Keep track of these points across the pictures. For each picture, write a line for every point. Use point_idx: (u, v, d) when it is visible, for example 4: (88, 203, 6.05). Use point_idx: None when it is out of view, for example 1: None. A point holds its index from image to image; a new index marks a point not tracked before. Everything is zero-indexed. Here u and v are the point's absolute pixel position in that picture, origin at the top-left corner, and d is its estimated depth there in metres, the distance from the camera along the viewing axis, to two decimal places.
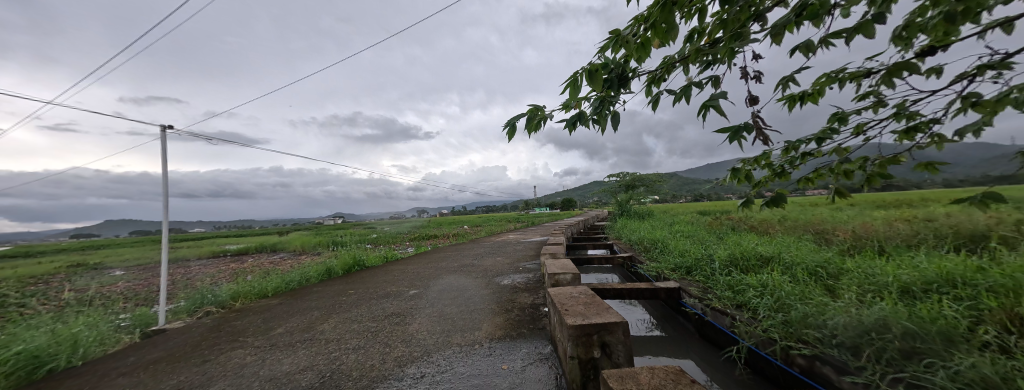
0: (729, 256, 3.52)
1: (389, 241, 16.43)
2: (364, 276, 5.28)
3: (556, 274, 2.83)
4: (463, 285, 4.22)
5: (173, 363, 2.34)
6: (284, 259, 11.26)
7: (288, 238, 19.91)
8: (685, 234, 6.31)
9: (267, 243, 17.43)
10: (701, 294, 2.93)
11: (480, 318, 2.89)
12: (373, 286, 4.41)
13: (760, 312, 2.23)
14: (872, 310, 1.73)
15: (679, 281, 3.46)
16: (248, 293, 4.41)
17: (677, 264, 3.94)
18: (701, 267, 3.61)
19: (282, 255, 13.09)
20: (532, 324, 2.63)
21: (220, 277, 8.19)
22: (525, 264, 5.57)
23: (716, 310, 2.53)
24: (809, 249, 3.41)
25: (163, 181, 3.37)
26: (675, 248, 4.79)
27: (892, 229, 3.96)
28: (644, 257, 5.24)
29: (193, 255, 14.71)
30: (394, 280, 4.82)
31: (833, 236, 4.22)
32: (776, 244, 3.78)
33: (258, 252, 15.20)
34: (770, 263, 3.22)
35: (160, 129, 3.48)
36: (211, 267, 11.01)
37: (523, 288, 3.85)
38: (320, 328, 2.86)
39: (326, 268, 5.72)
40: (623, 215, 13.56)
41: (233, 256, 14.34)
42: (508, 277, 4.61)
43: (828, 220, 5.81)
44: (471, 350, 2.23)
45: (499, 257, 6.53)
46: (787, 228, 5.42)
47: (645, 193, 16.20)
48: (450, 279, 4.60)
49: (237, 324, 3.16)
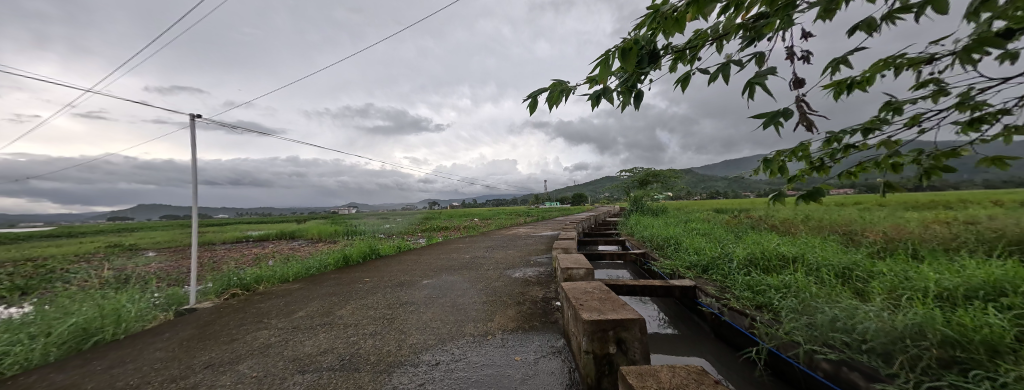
0: (749, 256, 3.42)
1: (402, 233, 16.77)
2: (380, 265, 5.43)
3: (569, 269, 2.82)
4: (475, 277, 4.26)
5: (204, 341, 2.46)
6: (302, 246, 11.68)
7: (305, 226, 20.61)
8: (701, 231, 6.18)
9: (286, 231, 18.08)
10: (718, 294, 2.90)
11: (492, 309, 2.93)
12: (387, 275, 4.52)
13: (782, 314, 2.18)
14: (907, 315, 1.67)
15: (694, 280, 3.43)
16: (271, 277, 4.61)
17: (692, 262, 3.89)
18: (718, 266, 3.54)
19: (299, 243, 13.53)
20: (543, 318, 2.65)
21: (243, 261, 8.57)
22: (535, 257, 5.60)
23: (734, 311, 2.51)
24: (836, 250, 3.28)
25: (193, 169, 3.51)
26: (691, 246, 4.71)
27: (927, 232, 3.77)
28: (657, 255, 5.19)
29: (217, 240, 15.44)
30: (408, 269, 4.92)
31: (862, 238, 4.04)
32: (799, 244, 3.65)
33: (277, 238, 15.76)
34: (792, 264, 3.11)
35: (190, 117, 3.62)
36: (234, 251, 11.52)
37: (534, 281, 3.87)
38: (338, 314, 2.97)
39: (343, 256, 5.90)
40: (636, 211, 13.34)
41: (254, 242, 15.00)
42: (519, 270, 4.64)
43: (856, 221, 5.53)
44: (484, 341, 2.26)
45: (510, 250, 6.57)
46: (813, 229, 5.20)
47: (659, 189, 15.89)
48: (463, 271, 4.66)
49: (261, 307, 3.31)
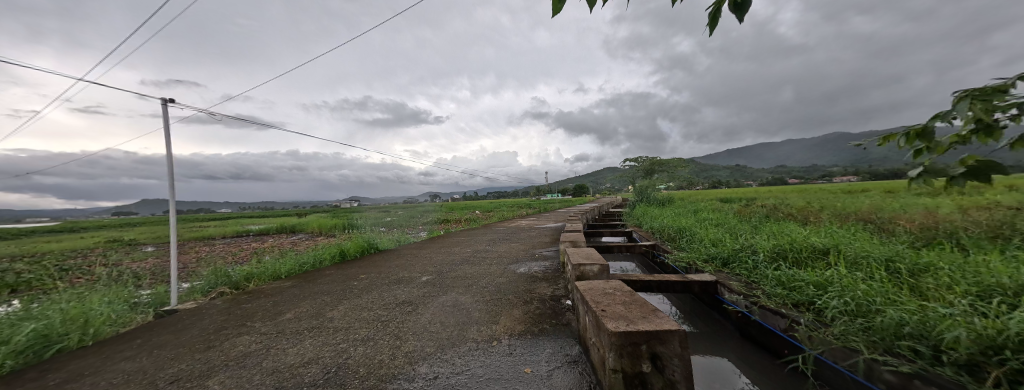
0: (777, 248, 3.14)
1: (404, 226, 16.64)
2: (377, 260, 5.19)
3: (582, 265, 2.53)
4: (478, 272, 4.00)
5: (177, 349, 2.22)
6: (302, 240, 11.52)
7: (305, 220, 20.49)
8: (714, 222, 5.91)
9: (286, 225, 17.95)
10: (746, 291, 2.66)
11: (497, 309, 2.67)
12: (385, 271, 4.29)
13: (827, 315, 1.90)
14: (998, 321, 1.40)
15: (715, 275, 3.19)
16: (262, 274, 4.37)
17: (711, 255, 3.64)
18: (740, 258, 3.29)
19: (299, 236, 13.34)
20: (554, 319, 2.39)
21: (240, 256, 8.39)
22: (541, 251, 5.36)
23: (767, 310, 2.27)
24: (873, 241, 2.99)
25: (168, 159, 3.20)
26: (707, 238, 4.44)
27: (966, 220, 3.48)
28: (669, 246, 4.92)
29: (218, 235, 15.32)
30: (407, 265, 4.69)
31: (894, 226, 3.76)
32: (829, 235, 3.37)
33: (277, 233, 15.59)
34: (826, 256, 2.84)
35: (162, 102, 3.27)
36: (233, 246, 11.37)
37: (542, 277, 3.62)
38: (329, 315, 2.72)
39: (339, 251, 5.66)
40: (640, 201, 13.05)
41: (255, 236, 14.87)
42: (523, 264, 4.38)
43: (879, 209, 5.23)
44: (488, 348, 2.01)
45: (513, 244, 6.32)
46: (834, 218, 4.89)
47: (665, 178, 15.61)
48: (464, 266, 4.41)
49: (248, 308, 3.06)
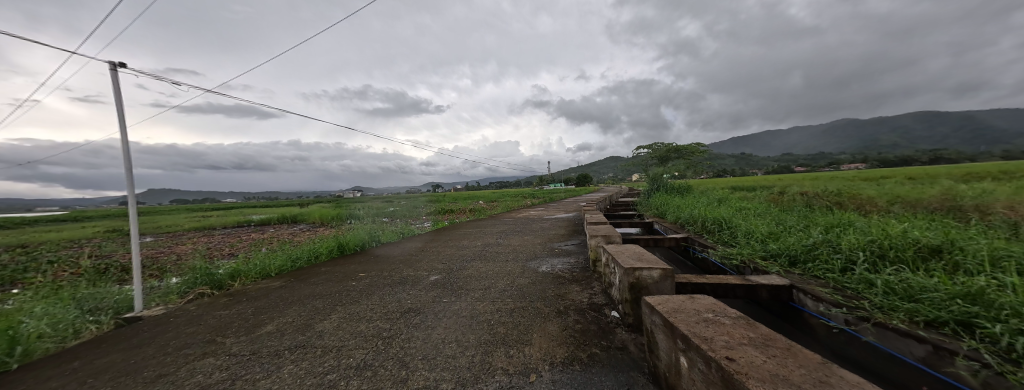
0: (870, 245, 2.70)
1: (408, 216, 16.18)
2: (380, 255, 4.66)
3: (638, 270, 1.96)
4: (492, 271, 3.47)
5: (119, 378, 1.71)
6: (302, 231, 11.05)
7: (307, 210, 20.09)
8: (751, 213, 5.38)
9: (288, 214, 17.56)
10: (843, 298, 2.23)
11: (526, 323, 2.14)
12: (388, 269, 3.77)
13: (1006, 345, 1.45)
14: None
15: (786, 277, 2.78)
16: (249, 271, 3.86)
17: (775, 254, 3.23)
18: (817, 257, 2.88)
19: (299, 227, 12.84)
20: (605, 341, 1.85)
21: (236, 248, 7.93)
22: (559, 245, 4.82)
23: (890, 330, 1.83)
24: (989, 239, 2.49)
25: (120, 136, 2.62)
26: (756, 233, 3.93)
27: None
28: (707, 241, 4.40)
29: (218, 224, 14.96)
30: (412, 261, 4.17)
31: (989, 222, 3.20)
32: (923, 230, 2.86)
33: (277, 223, 15.10)
34: (938, 256, 2.41)
35: (111, 66, 2.67)
36: (231, 236, 10.94)
37: (570, 278, 3.08)
38: (319, 328, 2.20)
39: (337, 244, 5.12)
40: (655, 190, 12.37)
41: (255, 226, 14.46)
42: (545, 261, 3.86)
43: (947, 200, 4.62)
44: (525, 387, 1.47)
45: (526, 236, 5.79)
46: (899, 212, 4.31)
47: (679, 165, 14.99)
48: (477, 263, 3.88)
49: (223, 315, 2.55)
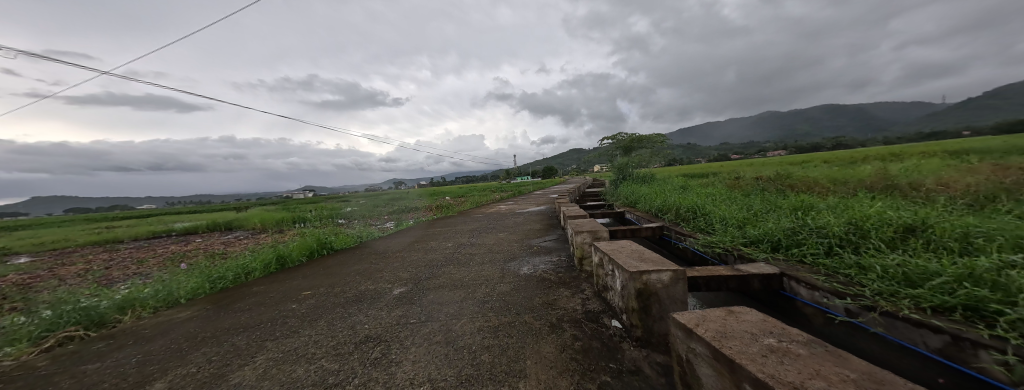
0: (848, 228, 2.71)
1: (367, 217, 14.92)
2: (331, 264, 3.93)
3: (646, 274, 1.66)
4: (468, 278, 3.01)
5: None
6: (239, 239, 9.54)
7: (247, 214, 17.71)
8: (719, 200, 5.51)
9: (221, 220, 15.27)
10: (838, 285, 2.16)
11: (516, 345, 1.74)
12: (341, 281, 3.11)
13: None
14: None
15: (773, 264, 2.71)
16: (150, 298, 2.97)
17: (756, 240, 3.19)
18: (799, 242, 2.85)
19: (235, 235, 11.14)
20: (614, 363, 1.54)
21: (147, 265, 6.50)
22: (538, 242, 4.49)
23: (897, 321, 1.74)
24: (949, 216, 2.60)
25: None
26: (732, 220, 3.93)
27: (1002, 193, 3.29)
28: (684, 229, 4.35)
29: (127, 236, 12.50)
30: (372, 269, 3.53)
31: (932, 200, 3.46)
32: (888, 209, 2.95)
33: (207, 231, 13.02)
34: (913, 235, 2.44)
35: None
36: (144, 250, 9.10)
37: (557, 282, 2.75)
38: (233, 383, 1.58)
39: (276, 256, 4.20)
40: (621, 180, 12.62)
41: (177, 236, 12.29)
42: (525, 262, 3.49)
43: (882, 180, 5.09)
44: None
45: (501, 234, 5.38)
46: (848, 193, 4.64)
47: (642, 155, 15.50)
48: (450, 269, 3.39)
49: (87, 373, 1.79)
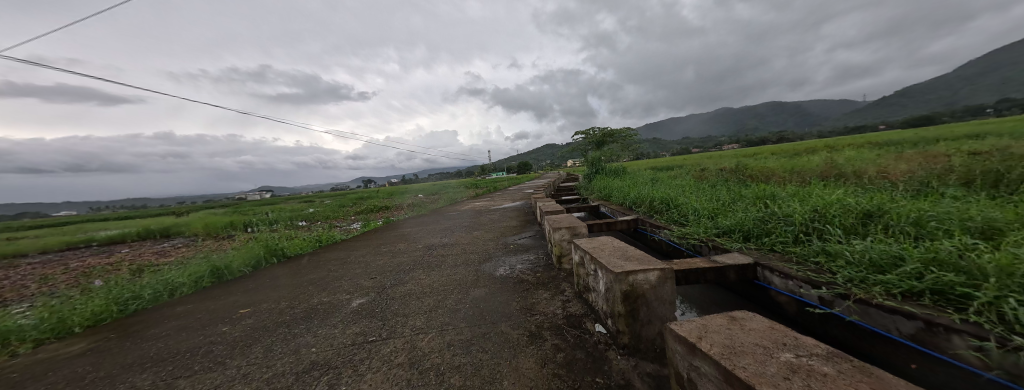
0: (813, 215, 2.77)
1: (331, 218, 13.90)
2: (280, 272, 3.43)
3: (633, 274, 1.52)
4: (439, 285, 2.72)
5: None
6: (176, 248, 8.40)
7: (189, 219, 15.83)
8: (688, 191, 5.64)
9: (157, 227, 13.47)
10: (812, 272, 2.16)
11: (493, 361, 1.53)
12: (288, 293, 2.67)
13: (1000, 315, 1.38)
14: None
15: (746, 253, 2.71)
16: (32, 329, 2.36)
17: (728, 230, 3.21)
18: (769, 229, 2.89)
19: (173, 243, 9.87)
20: (601, 378, 1.37)
21: (50, 283, 5.44)
22: (514, 240, 4.29)
23: (872, 308, 1.74)
24: (899, 202, 2.76)
25: None
26: (704, 211, 3.98)
27: (935, 178, 3.60)
28: (659, 221, 4.37)
29: (33, 249, 10.61)
30: (329, 277, 3.12)
31: (879, 186, 3.70)
32: (846, 196, 3.09)
33: (138, 240, 11.39)
34: (872, 220, 2.53)
35: None
36: (52, 265, 7.70)
37: (535, 284, 2.57)
38: None
39: (213, 269, 3.54)
40: (594, 174, 12.78)
41: (99, 247, 10.63)
42: (500, 262, 3.28)
43: (831, 169, 5.47)
44: None
45: (475, 232, 5.12)
46: (803, 181, 4.92)
47: (613, 149, 15.82)
48: (418, 274, 3.08)
49: None
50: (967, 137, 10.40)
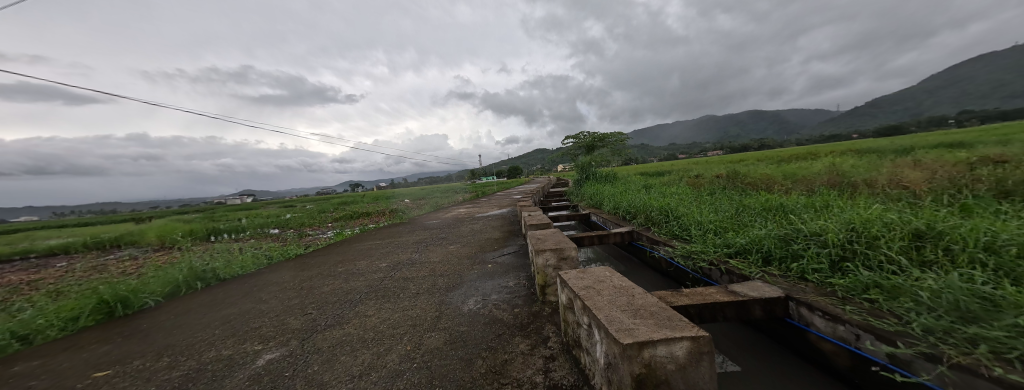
0: (848, 233, 2.28)
1: (307, 226, 12.95)
2: (196, 306, 2.74)
3: (648, 347, 0.96)
4: (388, 327, 2.10)
5: None
6: (118, 262, 7.41)
7: (150, 227, 14.55)
8: (687, 200, 5.19)
9: (110, 236, 12.22)
10: (867, 314, 1.65)
11: None
12: (181, 345, 2.00)
13: None
14: None
15: (771, 282, 2.20)
16: None
17: (743, 250, 2.71)
18: (794, 251, 2.39)
19: (120, 255, 8.83)
20: None
21: None
22: (493, 257, 3.70)
23: (975, 378, 1.20)
24: (948, 216, 2.30)
25: None
26: (709, 225, 3.49)
27: (961, 186, 3.20)
28: (657, 235, 3.86)
29: None
30: (251, 314, 2.46)
31: (902, 197, 3.29)
32: (877, 209, 2.63)
33: (83, 251, 10.21)
34: (923, 240, 2.05)
35: None
36: None
37: (512, 327, 1.98)
38: None
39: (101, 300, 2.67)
40: (584, 179, 12.35)
41: (35, 259, 9.43)
42: (472, 290, 2.68)
43: (835, 176, 5.10)
44: None
45: (452, 247, 4.51)
46: (811, 191, 4.51)
47: (604, 154, 15.45)
48: (366, 308, 2.45)
49: None
50: (952, 144, 10.41)
